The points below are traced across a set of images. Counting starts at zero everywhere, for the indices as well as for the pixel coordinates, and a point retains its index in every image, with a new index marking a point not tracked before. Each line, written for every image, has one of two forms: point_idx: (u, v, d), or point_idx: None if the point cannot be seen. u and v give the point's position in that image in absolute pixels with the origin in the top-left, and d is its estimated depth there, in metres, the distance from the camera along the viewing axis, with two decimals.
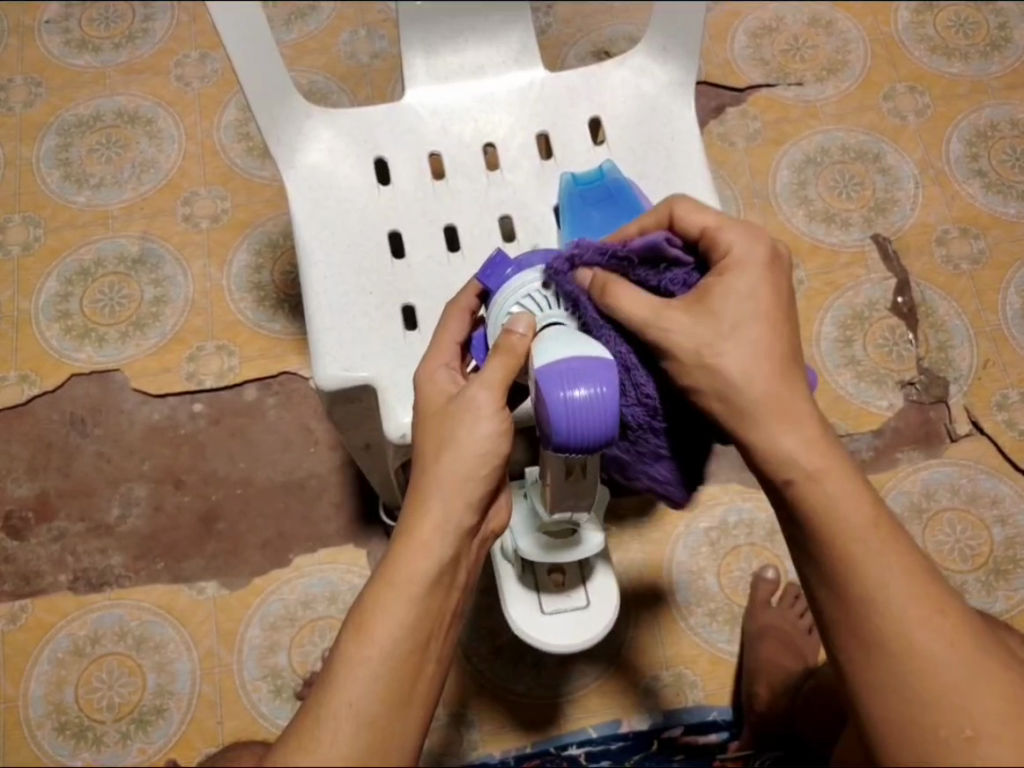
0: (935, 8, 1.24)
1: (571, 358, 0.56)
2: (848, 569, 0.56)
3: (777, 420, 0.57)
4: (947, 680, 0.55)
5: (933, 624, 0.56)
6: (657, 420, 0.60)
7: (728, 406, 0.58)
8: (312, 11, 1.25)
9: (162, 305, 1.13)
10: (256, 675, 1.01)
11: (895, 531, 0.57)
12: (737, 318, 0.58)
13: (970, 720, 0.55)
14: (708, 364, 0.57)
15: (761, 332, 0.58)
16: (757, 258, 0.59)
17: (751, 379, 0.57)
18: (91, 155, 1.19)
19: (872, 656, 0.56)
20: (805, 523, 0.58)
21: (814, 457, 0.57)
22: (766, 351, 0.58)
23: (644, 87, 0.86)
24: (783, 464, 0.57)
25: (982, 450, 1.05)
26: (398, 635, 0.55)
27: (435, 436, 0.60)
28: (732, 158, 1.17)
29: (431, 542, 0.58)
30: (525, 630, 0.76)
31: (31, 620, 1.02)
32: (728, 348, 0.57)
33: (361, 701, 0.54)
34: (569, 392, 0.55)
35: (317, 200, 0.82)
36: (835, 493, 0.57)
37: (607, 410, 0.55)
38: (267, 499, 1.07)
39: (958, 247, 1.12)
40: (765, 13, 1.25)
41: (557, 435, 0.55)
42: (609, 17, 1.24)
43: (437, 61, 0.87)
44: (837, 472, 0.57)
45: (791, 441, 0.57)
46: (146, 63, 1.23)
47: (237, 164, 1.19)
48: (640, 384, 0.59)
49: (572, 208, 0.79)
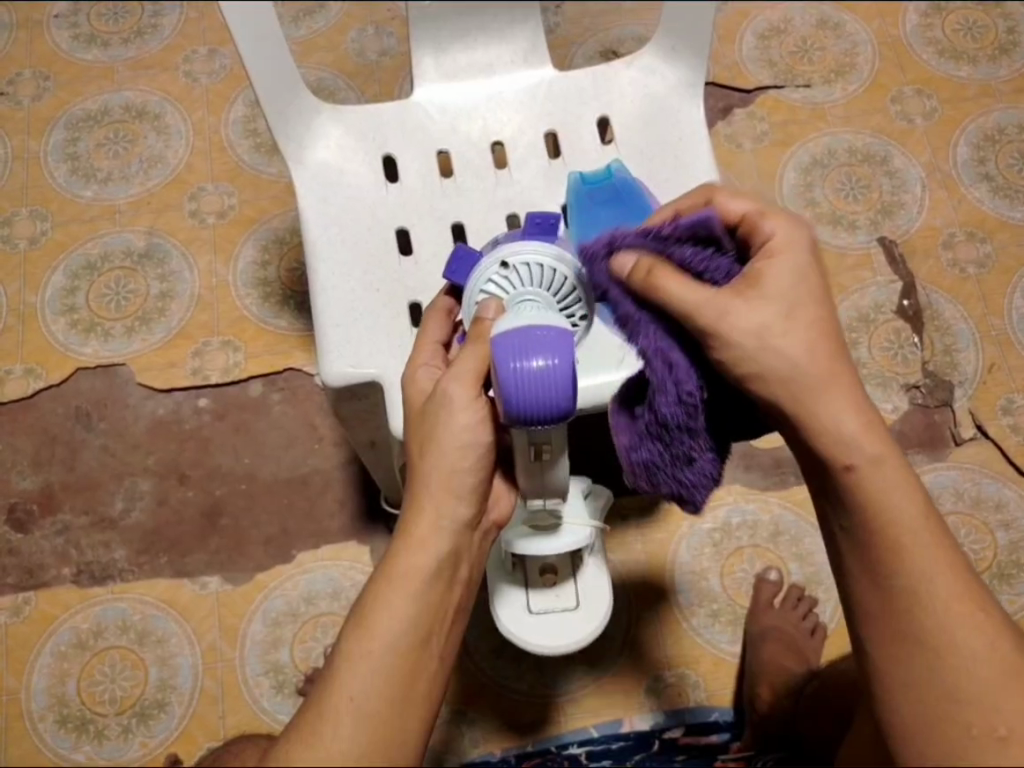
0: (944, 12, 1.24)
1: (531, 327, 0.56)
2: (896, 561, 0.56)
3: (838, 405, 0.55)
4: (983, 679, 0.56)
5: (976, 622, 0.56)
6: (695, 418, 0.58)
7: (788, 395, 0.55)
8: (320, 8, 1.25)
9: (168, 300, 1.13)
10: (258, 671, 1.01)
11: (940, 527, 0.57)
12: (795, 298, 0.55)
13: (1001, 718, 0.55)
14: (773, 349, 0.55)
15: (816, 313, 0.56)
16: (800, 242, 0.57)
17: (773, 379, 0.56)
18: (99, 150, 1.19)
19: (912, 650, 0.56)
20: (855, 512, 0.57)
21: (876, 446, 0.55)
22: (821, 335, 0.55)
23: (654, 87, 0.85)
24: (845, 450, 0.55)
25: (986, 454, 1.05)
26: (397, 629, 0.55)
27: (420, 435, 0.60)
28: (738, 159, 1.17)
29: (428, 539, 0.58)
30: (512, 628, 0.77)
31: (33, 613, 1.03)
32: (788, 336, 0.55)
33: (362, 695, 0.54)
34: (522, 363, 0.55)
35: (325, 198, 0.82)
36: (890, 486, 0.56)
37: (562, 380, 0.55)
38: (271, 495, 1.07)
39: (964, 251, 1.12)
40: (773, 15, 1.25)
41: (511, 406, 0.55)
42: (618, 17, 1.24)
43: (446, 60, 0.87)
44: (897, 462, 0.55)
45: (854, 427, 0.55)
46: (154, 58, 1.23)
47: (244, 160, 1.19)
48: (681, 383, 0.57)
49: (580, 207, 0.79)
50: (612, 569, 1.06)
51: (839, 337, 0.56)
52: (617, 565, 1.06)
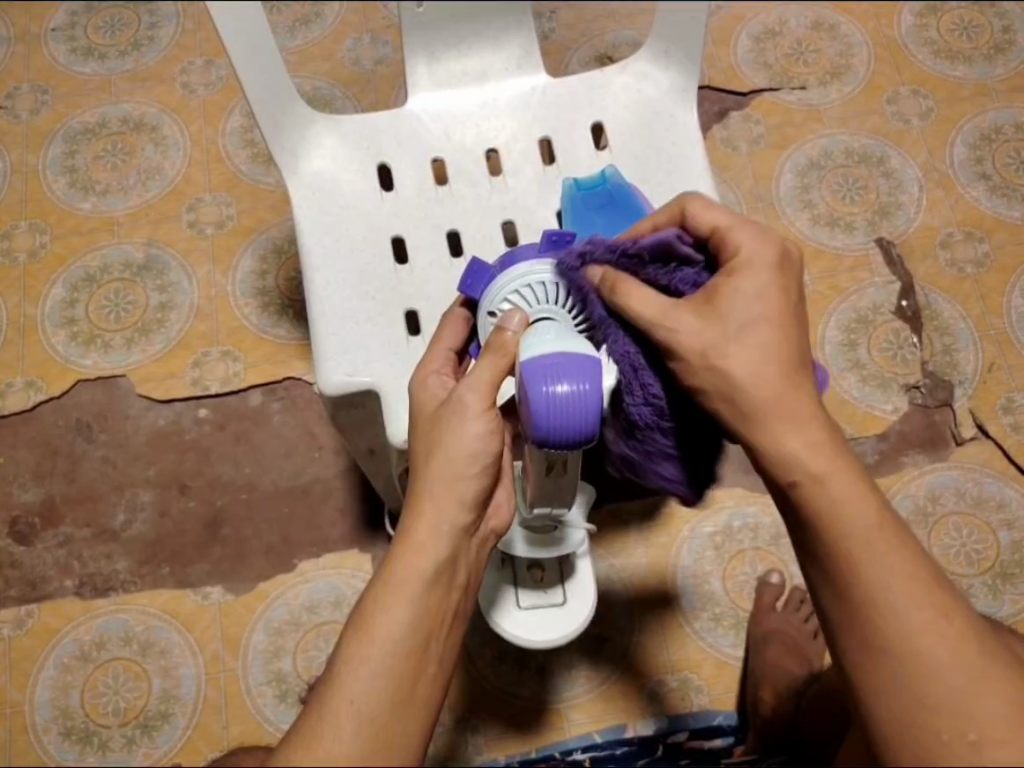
0: (939, 12, 1.24)
1: (558, 352, 0.57)
2: (851, 570, 0.56)
3: (781, 420, 0.57)
4: (950, 684, 0.55)
5: (939, 627, 0.55)
6: (665, 419, 0.61)
7: (733, 407, 0.58)
8: (316, 17, 1.25)
9: (168, 311, 1.14)
10: (261, 681, 1.01)
11: (900, 534, 0.57)
12: (747, 318, 0.58)
13: (975, 723, 0.54)
14: (716, 367, 0.58)
15: (769, 331, 0.58)
16: (759, 261, 0.59)
17: (760, 379, 0.57)
18: (97, 163, 1.19)
19: (876, 657, 0.56)
20: (810, 525, 0.57)
21: (820, 460, 0.57)
22: (773, 355, 0.58)
23: (647, 92, 0.86)
24: (788, 465, 0.57)
25: (987, 453, 1.05)
26: (398, 632, 0.55)
27: (426, 442, 0.61)
28: (735, 162, 1.17)
29: (428, 542, 0.58)
30: (498, 618, 0.80)
31: (37, 625, 1.03)
32: (735, 352, 0.58)
33: (362, 699, 0.53)
34: (550, 387, 0.55)
35: (319, 207, 0.82)
36: (839, 496, 0.57)
37: (589, 405, 0.56)
38: (272, 504, 1.07)
39: (962, 251, 1.12)
40: (768, 17, 1.25)
41: (539, 430, 0.56)
42: (614, 22, 1.24)
43: (440, 67, 0.87)
44: (843, 473, 0.57)
45: (796, 442, 0.57)
46: (151, 71, 1.24)
47: (242, 170, 1.19)
48: (647, 385, 0.61)
49: (575, 212, 0.79)
50: (615, 574, 1.06)
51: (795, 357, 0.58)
52: (618, 570, 1.06)
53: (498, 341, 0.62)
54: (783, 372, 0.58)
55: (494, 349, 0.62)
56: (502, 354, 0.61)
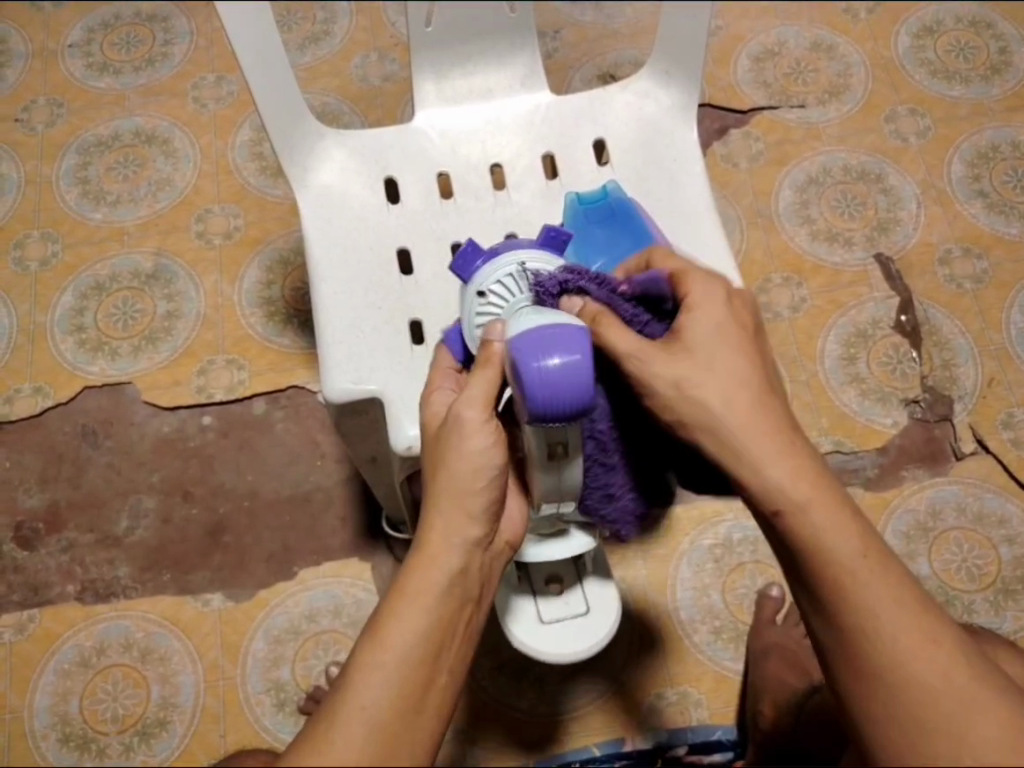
0: (936, 33, 1.26)
1: (543, 328, 0.57)
2: (840, 600, 0.57)
3: (761, 451, 0.58)
4: (944, 708, 0.55)
5: (927, 652, 0.56)
6: (608, 456, 0.65)
7: (715, 438, 0.59)
8: (326, 34, 1.28)
9: (175, 320, 1.15)
10: (260, 689, 1.02)
11: (887, 560, 0.57)
12: (712, 350, 0.60)
13: (969, 746, 0.54)
14: (691, 397, 0.59)
15: (736, 360, 0.60)
16: (716, 295, 0.61)
17: (735, 407, 0.58)
18: (109, 174, 1.20)
19: (870, 685, 0.57)
20: (800, 557, 0.58)
21: (802, 489, 0.57)
22: (744, 382, 0.59)
23: (647, 110, 0.87)
24: (773, 497, 0.58)
25: (987, 469, 1.05)
26: (410, 641, 0.56)
27: (435, 457, 0.62)
28: (735, 178, 1.19)
29: (440, 554, 0.59)
30: (518, 631, 0.79)
31: (38, 631, 1.03)
32: (709, 383, 0.59)
33: (375, 705, 0.54)
34: (541, 362, 0.56)
35: (327, 219, 0.84)
36: (824, 527, 0.57)
37: (582, 375, 0.56)
38: (273, 512, 1.08)
39: (961, 267, 1.13)
40: (767, 37, 1.27)
41: (534, 405, 0.56)
42: (616, 41, 1.27)
43: (446, 85, 0.89)
44: (825, 502, 0.57)
45: (779, 472, 0.58)
46: (164, 85, 1.26)
47: (251, 183, 1.22)
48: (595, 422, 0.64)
49: (576, 226, 0.81)
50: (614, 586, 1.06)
51: (766, 385, 0.60)
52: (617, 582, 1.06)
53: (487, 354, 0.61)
54: (757, 397, 0.59)
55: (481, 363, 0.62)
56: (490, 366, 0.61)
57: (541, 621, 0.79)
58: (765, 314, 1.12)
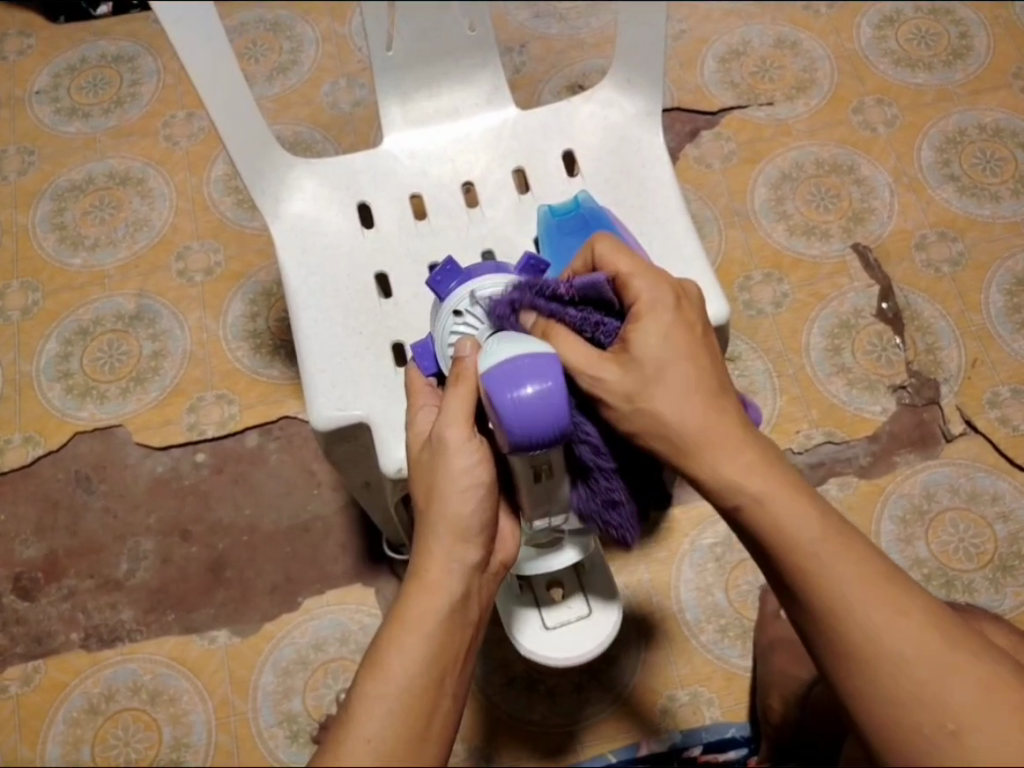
0: (897, 23, 1.27)
1: (515, 358, 0.58)
2: (807, 584, 0.58)
3: (717, 451, 0.59)
4: (921, 676, 0.55)
5: (899, 625, 0.56)
6: (602, 457, 0.64)
7: (669, 442, 0.60)
8: (293, 64, 1.28)
9: (161, 359, 1.15)
10: (272, 722, 1.01)
11: (848, 540, 0.58)
12: (663, 358, 0.60)
13: (948, 712, 0.55)
14: (643, 408, 0.60)
15: (687, 368, 0.61)
16: (664, 303, 0.62)
17: (684, 415, 0.60)
18: (85, 218, 1.21)
19: (848, 664, 0.57)
20: (765, 545, 0.59)
21: (756, 481, 0.59)
22: (694, 387, 0.60)
23: (613, 118, 0.88)
24: (732, 491, 0.59)
25: (978, 448, 1.06)
26: (412, 670, 0.56)
27: (422, 483, 0.62)
28: (709, 179, 1.20)
29: (440, 580, 0.59)
30: (538, 650, 0.78)
31: (44, 681, 1.03)
32: (660, 392, 0.60)
33: (379, 735, 0.54)
34: (517, 392, 0.56)
35: (302, 248, 0.84)
36: (783, 513, 0.58)
37: (557, 403, 0.57)
38: (273, 544, 1.08)
39: (937, 251, 1.14)
40: (731, 38, 1.28)
41: (513, 435, 0.57)
42: (582, 52, 1.27)
43: (412, 107, 0.89)
44: (782, 490, 0.59)
45: (733, 468, 0.59)
46: (134, 125, 1.25)
47: (227, 216, 1.21)
48: (581, 426, 0.63)
49: (551, 240, 0.82)
50: (619, 592, 1.06)
51: (715, 386, 0.61)
52: (621, 589, 1.07)
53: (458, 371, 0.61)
54: (707, 401, 0.60)
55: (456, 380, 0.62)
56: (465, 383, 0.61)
57: (545, 627, 0.79)
58: (749, 312, 1.13)
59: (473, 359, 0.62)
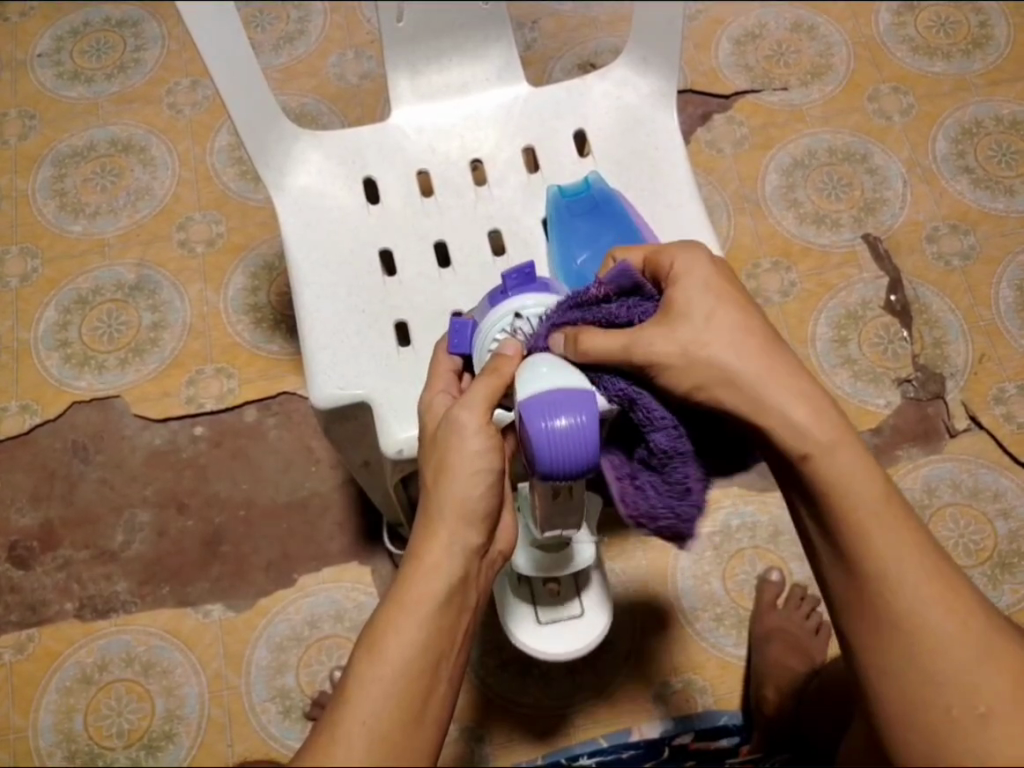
0: (916, 9, 1.25)
1: (555, 389, 0.56)
2: (858, 544, 0.56)
3: (778, 390, 0.57)
4: (958, 657, 0.54)
5: (945, 601, 0.55)
6: (680, 439, 0.57)
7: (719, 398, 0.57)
8: (301, 34, 1.26)
9: (161, 330, 1.14)
10: (265, 697, 1.01)
11: (905, 509, 0.57)
12: (710, 308, 0.59)
13: (981, 695, 0.54)
14: (700, 359, 0.58)
15: (734, 314, 0.59)
16: (700, 262, 0.60)
17: (744, 358, 0.58)
18: (86, 185, 1.19)
19: (884, 635, 0.55)
20: (819, 500, 0.57)
21: (828, 430, 0.56)
22: (744, 336, 0.59)
23: (627, 98, 0.86)
24: (798, 440, 0.57)
25: (982, 444, 1.05)
26: (410, 653, 0.55)
27: (432, 462, 0.60)
28: (720, 164, 1.18)
29: (442, 562, 0.57)
30: (532, 645, 0.78)
31: (38, 649, 1.02)
32: (712, 340, 0.58)
33: (374, 718, 0.53)
34: (551, 423, 0.54)
35: (307, 221, 0.82)
36: (848, 470, 0.56)
37: (589, 440, 0.55)
38: (270, 520, 1.07)
39: (949, 243, 1.13)
40: (746, 20, 1.26)
41: (541, 465, 0.55)
42: (594, 30, 1.25)
43: (421, 80, 0.88)
44: (851, 446, 0.56)
45: (804, 414, 0.57)
46: (137, 92, 1.23)
47: (231, 188, 1.20)
48: (651, 409, 0.57)
49: (559, 220, 0.82)
50: (615, 580, 1.06)
51: (768, 337, 0.59)
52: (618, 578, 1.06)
53: (494, 365, 0.60)
54: (762, 345, 0.59)
55: (489, 372, 0.61)
56: (497, 375, 0.60)
57: (537, 623, 0.79)
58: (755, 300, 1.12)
59: (513, 358, 0.61)
